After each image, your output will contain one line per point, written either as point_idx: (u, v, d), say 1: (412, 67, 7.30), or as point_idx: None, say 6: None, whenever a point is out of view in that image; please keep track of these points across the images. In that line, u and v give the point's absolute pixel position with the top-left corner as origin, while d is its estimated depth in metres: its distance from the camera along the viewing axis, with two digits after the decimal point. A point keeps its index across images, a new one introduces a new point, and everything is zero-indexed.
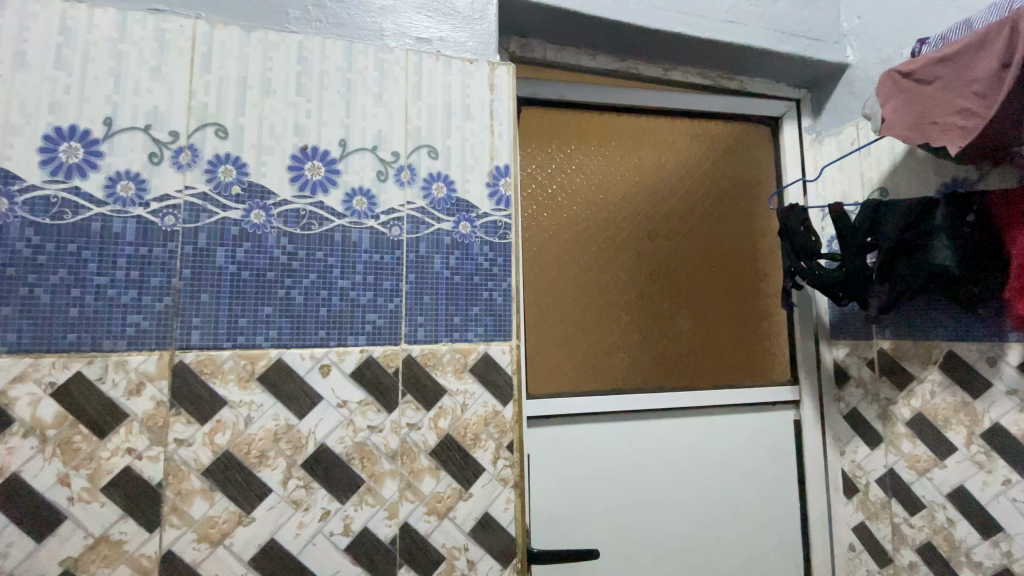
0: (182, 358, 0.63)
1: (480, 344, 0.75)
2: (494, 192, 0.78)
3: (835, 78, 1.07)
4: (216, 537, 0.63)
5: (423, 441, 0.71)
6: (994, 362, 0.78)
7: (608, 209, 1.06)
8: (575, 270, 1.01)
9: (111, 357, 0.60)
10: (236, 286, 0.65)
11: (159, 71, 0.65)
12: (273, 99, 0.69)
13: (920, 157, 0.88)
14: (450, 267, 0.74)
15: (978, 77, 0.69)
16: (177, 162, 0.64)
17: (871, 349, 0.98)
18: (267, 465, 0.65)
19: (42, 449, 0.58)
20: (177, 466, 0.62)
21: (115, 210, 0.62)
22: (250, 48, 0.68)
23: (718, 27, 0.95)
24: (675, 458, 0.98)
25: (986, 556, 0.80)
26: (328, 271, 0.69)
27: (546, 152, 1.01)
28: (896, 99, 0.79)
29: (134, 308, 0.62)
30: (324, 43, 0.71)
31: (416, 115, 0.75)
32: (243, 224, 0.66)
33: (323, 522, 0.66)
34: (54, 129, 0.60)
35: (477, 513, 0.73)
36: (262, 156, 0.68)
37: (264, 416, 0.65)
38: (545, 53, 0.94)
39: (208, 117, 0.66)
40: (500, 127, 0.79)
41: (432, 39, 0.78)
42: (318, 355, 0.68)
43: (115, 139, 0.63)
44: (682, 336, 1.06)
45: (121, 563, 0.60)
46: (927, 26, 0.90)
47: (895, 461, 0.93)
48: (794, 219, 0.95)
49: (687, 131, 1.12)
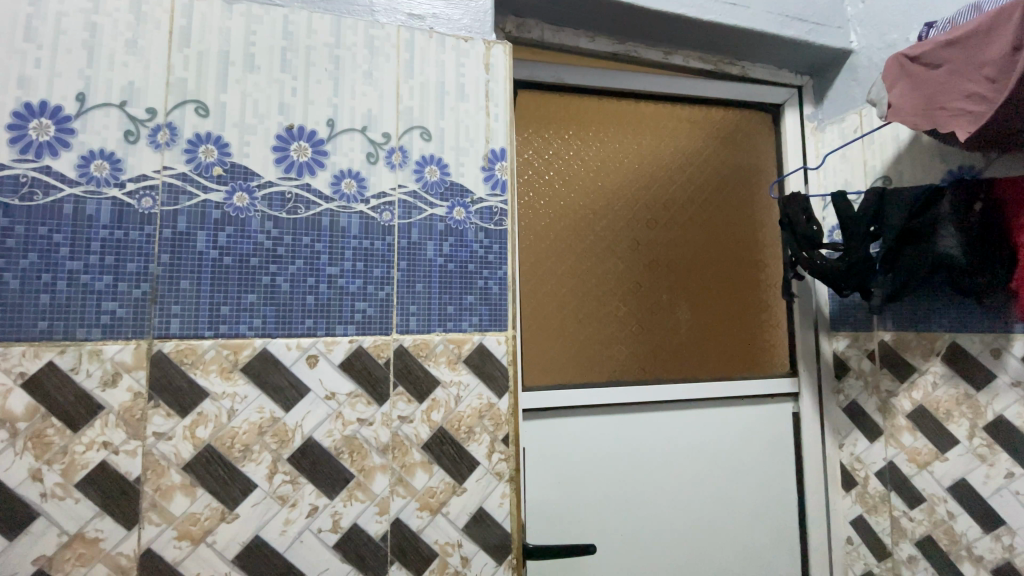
0: (160, 348, 0.60)
1: (475, 335, 0.72)
2: (490, 176, 0.75)
3: (838, 65, 1.05)
4: (198, 534, 0.60)
5: (415, 434, 0.68)
6: (998, 353, 0.77)
7: (607, 196, 1.03)
8: (573, 258, 0.99)
9: (84, 346, 0.57)
10: (218, 272, 0.62)
11: (135, 44, 0.61)
12: (256, 76, 0.65)
13: (925, 144, 0.86)
14: (443, 254, 0.71)
15: (988, 61, 0.66)
16: (154, 141, 0.61)
17: (872, 341, 0.96)
18: (252, 460, 0.62)
19: (12, 443, 0.55)
20: (155, 461, 0.59)
21: (88, 190, 0.58)
22: (232, 22, 0.65)
23: (720, 9, 0.92)
24: (670, 450, 0.97)
25: (988, 550, 0.78)
26: (315, 257, 0.66)
27: (544, 137, 0.98)
28: (903, 84, 0.77)
29: (110, 295, 0.58)
30: (310, 18, 0.68)
31: (408, 94, 0.72)
32: (226, 207, 0.63)
33: (311, 518, 0.64)
34: (23, 105, 0.57)
35: (471, 507, 0.71)
36: (245, 136, 0.64)
37: (248, 408, 0.62)
38: (543, 33, 0.91)
39: (188, 93, 0.63)
40: (496, 109, 0.76)
41: (425, 15, 0.74)
42: (304, 346, 0.65)
43: (88, 116, 0.59)
44: (681, 327, 1.04)
45: (98, 562, 0.57)
46: (934, 10, 0.88)
47: (894, 453, 0.92)
48: (796, 208, 0.92)
49: (688, 118, 1.10)
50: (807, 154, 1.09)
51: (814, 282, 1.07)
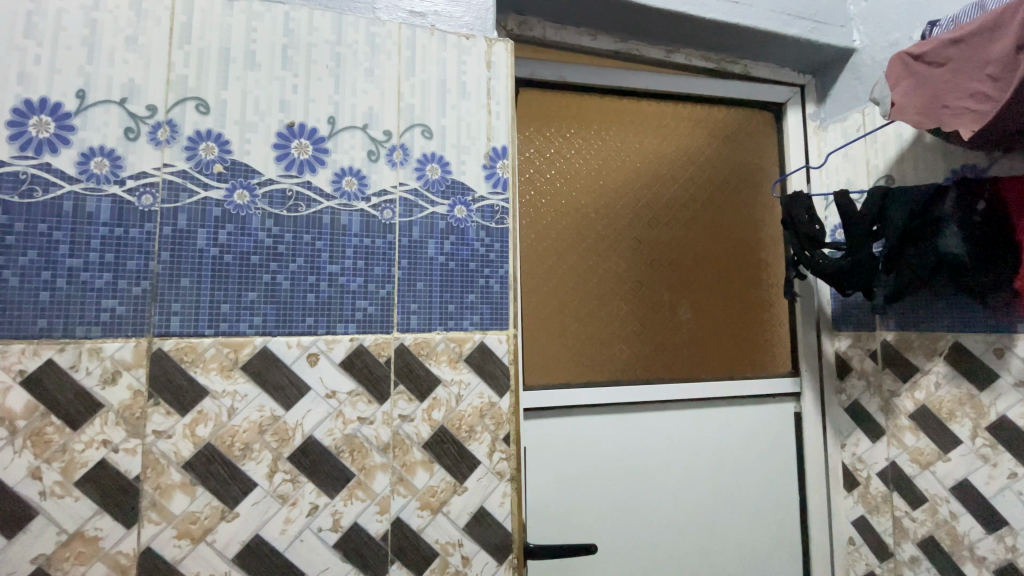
0: (161, 346, 0.59)
1: (476, 334, 0.72)
2: (491, 174, 0.75)
3: (840, 64, 1.05)
4: (197, 533, 0.60)
5: (416, 433, 0.68)
6: (1001, 353, 0.77)
7: (608, 195, 1.03)
8: (574, 257, 0.98)
9: (84, 344, 0.57)
10: (218, 269, 0.62)
11: (135, 40, 0.61)
12: (257, 73, 0.65)
13: (928, 143, 0.86)
14: (444, 253, 0.71)
15: (992, 59, 0.66)
16: (155, 138, 0.61)
17: (874, 340, 0.96)
18: (252, 458, 0.62)
19: (11, 441, 0.55)
20: (155, 459, 0.59)
21: (88, 187, 0.58)
22: (233, 19, 0.65)
23: (722, 8, 0.91)
24: (672, 449, 0.96)
25: (990, 551, 0.78)
26: (315, 255, 0.65)
27: (545, 135, 0.98)
28: (906, 83, 0.76)
29: (110, 293, 0.58)
30: (312, 15, 0.68)
31: (409, 92, 0.71)
32: (226, 204, 0.63)
33: (311, 517, 0.64)
34: (23, 101, 0.57)
35: (472, 507, 0.70)
36: (246, 134, 0.64)
37: (248, 407, 0.62)
38: (544, 31, 0.90)
39: (188, 91, 0.62)
40: (497, 107, 0.76)
41: (427, 13, 0.74)
42: (305, 344, 0.64)
43: (88, 113, 0.59)
44: (682, 326, 1.04)
45: (97, 561, 0.57)
46: (937, 8, 0.87)
47: (896, 453, 0.92)
48: (799, 208, 0.92)
49: (689, 117, 1.10)
50: (809, 153, 1.09)
51: (816, 281, 1.06)
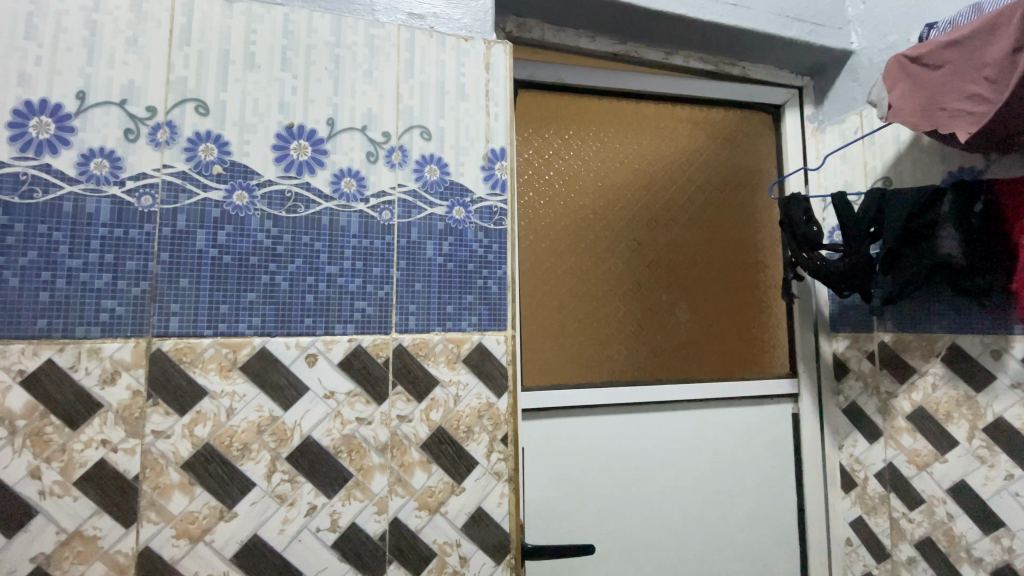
0: (160, 346, 0.60)
1: (474, 334, 0.72)
2: (490, 175, 0.75)
3: (838, 66, 1.05)
4: (196, 533, 0.60)
5: (414, 433, 0.68)
6: (998, 354, 0.77)
7: (607, 196, 1.03)
8: (573, 258, 0.99)
9: (83, 344, 0.57)
10: (217, 270, 0.62)
11: (135, 42, 0.61)
12: (257, 74, 0.65)
13: (926, 145, 0.86)
14: (443, 254, 0.71)
15: (989, 61, 0.66)
16: (154, 139, 0.61)
17: (872, 342, 0.96)
18: (250, 458, 0.62)
19: (10, 441, 0.55)
20: (154, 459, 0.59)
21: (88, 188, 0.58)
22: (232, 20, 0.65)
23: (720, 10, 0.92)
24: (670, 450, 0.97)
25: (987, 552, 0.78)
26: (314, 256, 0.66)
27: (544, 137, 0.98)
28: (904, 84, 0.77)
29: (109, 293, 0.58)
30: (311, 16, 0.68)
31: (408, 94, 0.72)
32: (225, 205, 0.63)
33: (309, 517, 0.64)
34: (24, 103, 0.57)
35: (469, 507, 0.70)
36: (245, 135, 0.64)
37: (247, 407, 0.62)
38: (543, 33, 0.91)
39: (188, 92, 0.63)
40: (496, 108, 0.76)
41: (426, 15, 0.74)
42: (304, 345, 0.65)
43: (88, 114, 0.59)
44: (680, 327, 1.04)
45: (96, 560, 0.57)
46: (934, 10, 0.87)
47: (894, 454, 0.92)
48: (797, 209, 0.92)
49: (687, 118, 1.10)
50: (807, 155, 1.09)
51: (814, 283, 1.07)
